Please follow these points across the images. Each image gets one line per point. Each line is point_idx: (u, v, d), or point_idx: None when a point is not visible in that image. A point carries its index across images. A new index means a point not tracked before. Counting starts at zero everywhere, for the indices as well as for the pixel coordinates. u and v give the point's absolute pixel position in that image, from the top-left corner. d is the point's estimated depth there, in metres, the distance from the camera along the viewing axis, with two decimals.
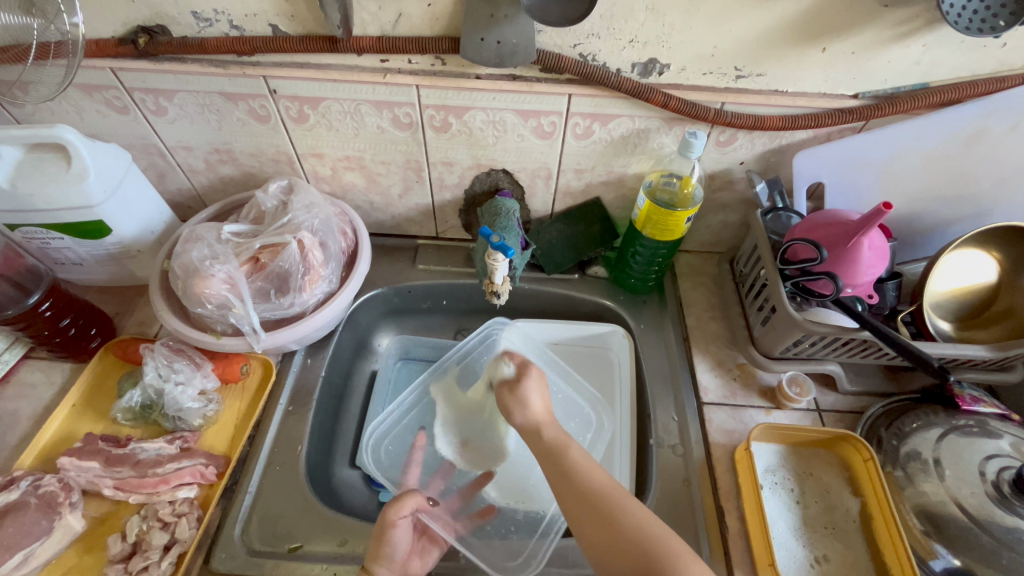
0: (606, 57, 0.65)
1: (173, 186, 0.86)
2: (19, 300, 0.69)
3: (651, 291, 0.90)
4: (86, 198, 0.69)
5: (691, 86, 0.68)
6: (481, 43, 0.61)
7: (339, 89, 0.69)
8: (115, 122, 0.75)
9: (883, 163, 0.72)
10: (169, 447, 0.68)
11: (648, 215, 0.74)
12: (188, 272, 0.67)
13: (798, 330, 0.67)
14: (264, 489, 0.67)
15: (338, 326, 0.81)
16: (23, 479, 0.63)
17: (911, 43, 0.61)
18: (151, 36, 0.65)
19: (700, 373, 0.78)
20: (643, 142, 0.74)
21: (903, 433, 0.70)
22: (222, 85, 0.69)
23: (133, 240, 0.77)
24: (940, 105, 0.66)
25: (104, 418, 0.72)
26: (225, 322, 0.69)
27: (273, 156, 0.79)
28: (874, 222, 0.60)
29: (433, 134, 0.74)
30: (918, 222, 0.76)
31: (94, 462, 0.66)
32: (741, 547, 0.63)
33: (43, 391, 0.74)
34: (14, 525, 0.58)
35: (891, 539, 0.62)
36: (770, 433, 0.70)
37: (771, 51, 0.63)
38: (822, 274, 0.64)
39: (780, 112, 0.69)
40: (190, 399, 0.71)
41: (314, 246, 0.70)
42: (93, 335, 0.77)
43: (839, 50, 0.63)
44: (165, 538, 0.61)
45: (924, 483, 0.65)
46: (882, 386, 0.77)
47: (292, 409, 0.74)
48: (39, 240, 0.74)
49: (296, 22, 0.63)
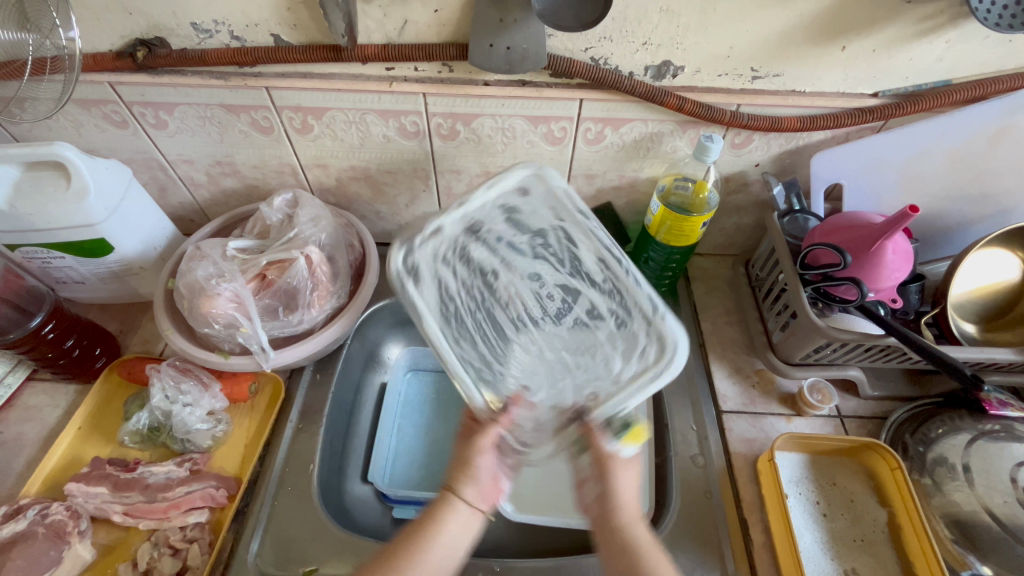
0: (618, 60, 0.63)
1: (174, 200, 0.84)
2: (23, 324, 0.68)
3: (664, 297, 0.88)
4: (87, 217, 0.67)
5: (706, 88, 0.66)
6: (491, 49, 0.59)
7: (344, 99, 0.67)
8: (114, 137, 0.73)
9: (902, 163, 0.70)
10: (179, 471, 0.67)
11: (662, 220, 0.72)
12: (194, 291, 0.65)
13: (821, 337, 0.65)
14: (278, 511, 0.65)
15: (346, 340, 0.79)
16: (30, 509, 0.62)
17: (935, 39, 0.59)
18: (149, 48, 0.63)
19: (718, 381, 0.77)
20: (656, 146, 0.72)
21: (928, 439, 0.68)
22: (223, 97, 0.67)
23: (136, 258, 0.76)
24: (964, 102, 0.64)
25: (110, 442, 0.71)
26: (233, 342, 0.67)
27: (277, 168, 0.77)
28: (901, 226, 0.59)
29: (441, 142, 0.72)
30: (939, 222, 0.74)
31: (102, 487, 0.64)
32: (766, 560, 0.62)
33: (48, 414, 0.73)
34: (22, 557, 0.57)
35: (920, 548, 0.60)
36: (794, 443, 0.68)
37: (789, 51, 0.61)
38: (847, 279, 0.62)
39: (798, 112, 0.67)
40: (199, 421, 0.69)
41: (323, 261, 0.69)
42: (98, 354, 0.76)
43: (859, 48, 0.61)
44: (177, 564, 0.60)
45: (955, 492, 0.63)
46: (906, 390, 0.75)
47: (302, 427, 0.72)
48: (40, 260, 0.73)
49: (299, 31, 0.61)
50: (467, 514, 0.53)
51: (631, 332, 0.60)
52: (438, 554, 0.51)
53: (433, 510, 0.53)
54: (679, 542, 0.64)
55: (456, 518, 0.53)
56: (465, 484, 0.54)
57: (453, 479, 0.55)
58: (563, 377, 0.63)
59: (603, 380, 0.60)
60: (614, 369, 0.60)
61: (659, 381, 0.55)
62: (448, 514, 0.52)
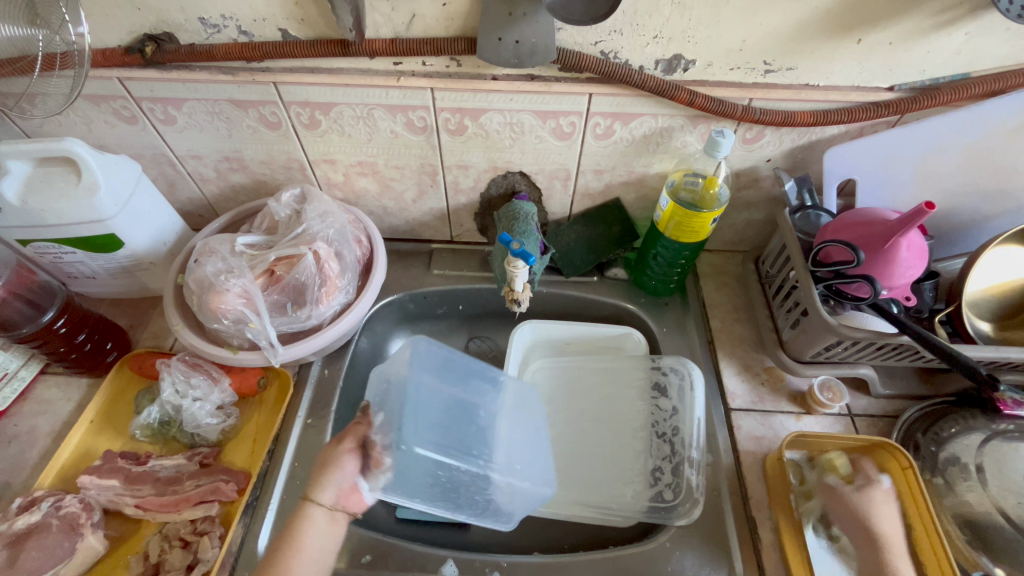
0: (628, 54, 0.63)
1: (183, 196, 0.84)
2: (35, 318, 0.69)
3: (673, 293, 0.87)
4: (98, 212, 0.67)
5: (718, 82, 0.65)
6: (499, 43, 0.58)
7: (352, 94, 0.67)
8: (123, 132, 0.73)
9: (918, 158, 0.69)
10: (189, 464, 0.68)
11: (672, 216, 0.71)
12: (203, 287, 0.66)
13: (832, 335, 0.65)
14: (287, 506, 0.65)
15: (354, 336, 0.79)
16: (45, 500, 0.62)
17: (953, 32, 0.58)
18: (158, 44, 0.63)
19: (726, 378, 0.76)
20: (666, 141, 0.71)
21: (940, 438, 0.67)
22: (231, 92, 0.67)
23: (145, 253, 0.76)
24: (982, 96, 0.63)
25: (123, 435, 0.72)
26: (242, 337, 0.68)
27: (285, 163, 0.77)
28: (916, 222, 0.57)
29: (448, 138, 0.72)
30: (955, 218, 0.73)
31: (115, 480, 0.65)
32: (775, 560, 0.62)
33: (61, 408, 0.74)
34: (38, 548, 0.58)
35: (931, 548, 0.59)
36: (800, 443, 0.68)
37: (802, 45, 0.60)
38: (859, 277, 0.61)
39: (812, 107, 0.66)
40: (209, 415, 0.70)
41: (331, 256, 0.69)
42: (109, 348, 0.77)
43: (876, 41, 0.60)
44: (188, 558, 0.60)
45: (968, 493, 0.63)
46: (918, 389, 0.74)
47: (311, 422, 0.72)
48: (52, 255, 0.73)
49: (307, 25, 0.61)
50: (324, 518, 0.58)
51: (648, 373, 0.78)
52: (307, 555, 0.56)
53: (293, 517, 0.58)
54: (687, 540, 0.64)
55: (316, 522, 0.57)
56: (318, 488, 0.58)
57: (309, 483, 0.59)
58: (643, 459, 0.73)
59: (668, 418, 0.74)
60: (664, 407, 0.75)
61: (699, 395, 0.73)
62: (302, 522, 0.57)
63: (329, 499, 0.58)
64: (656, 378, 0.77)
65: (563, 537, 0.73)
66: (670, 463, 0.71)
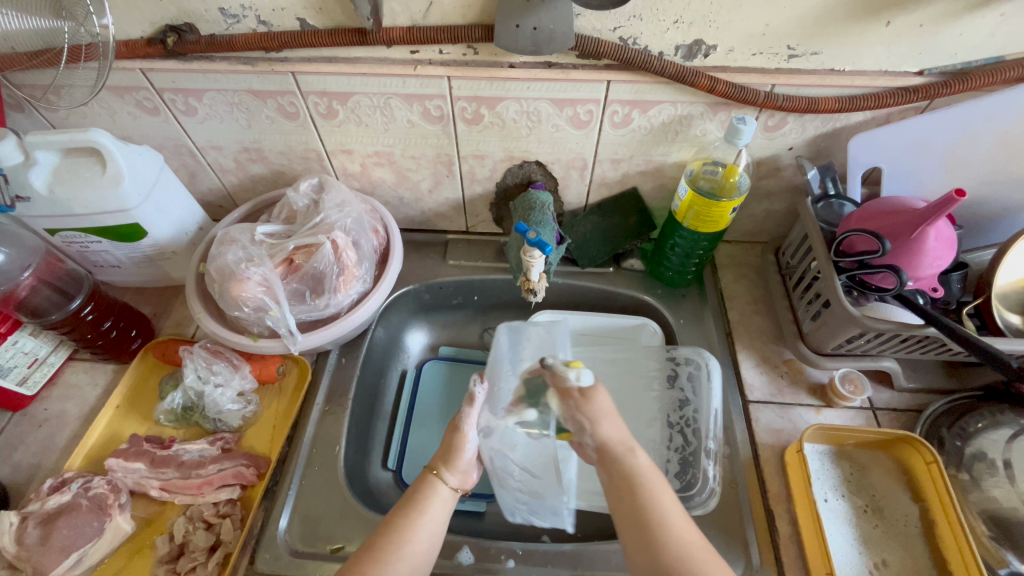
0: (647, 40, 0.62)
1: (203, 186, 0.86)
2: (63, 305, 0.71)
3: (690, 284, 0.86)
4: (122, 202, 0.69)
5: (739, 68, 0.64)
6: (517, 29, 0.58)
7: (369, 84, 0.67)
8: (146, 123, 0.75)
9: (946, 146, 0.67)
10: (211, 449, 0.69)
11: (690, 206, 0.70)
12: (225, 275, 0.67)
13: (855, 327, 0.63)
14: (306, 492, 0.66)
15: (370, 326, 0.80)
16: (74, 482, 0.65)
17: (987, 13, 0.56)
18: (179, 35, 0.63)
19: (745, 370, 0.75)
20: (686, 128, 0.70)
21: (967, 433, 0.66)
22: (251, 83, 0.68)
23: (168, 242, 0.77)
24: (1016, 80, 0.61)
25: (146, 420, 0.74)
26: (262, 325, 0.69)
27: (302, 154, 0.78)
28: (946, 210, 0.56)
29: (464, 127, 0.72)
30: (985, 207, 0.70)
31: (140, 463, 0.67)
32: (793, 553, 0.61)
33: (88, 393, 0.76)
34: (68, 527, 0.60)
35: (957, 548, 0.58)
36: (822, 435, 0.66)
37: (829, 28, 0.59)
38: (884, 267, 0.59)
39: (836, 93, 0.65)
40: (230, 401, 0.72)
41: (348, 245, 0.69)
42: (133, 336, 0.79)
43: (906, 24, 0.58)
44: (210, 539, 0.62)
45: (995, 489, 0.61)
46: (943, 384, 0.72)
47: (328, 409, 0.73)
48: (78, 244, 0.75)
49: (325, 14, 0.61)
50: (450, 494, 0.58)
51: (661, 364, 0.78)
52: (429, 523, 0.55)
53: (415, 490, 0.57)
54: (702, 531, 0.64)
55: (442, 496, 0.57)
56: (450, 466, 0.59)
57: (435, 460, 0.60)
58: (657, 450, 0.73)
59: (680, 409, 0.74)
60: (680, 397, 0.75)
61: (715, 390, 0.71)
62: (430, 497, 0.56)
63: (455, 479, 0.59)
64: (670, 368, 0.77)
65: (575, 526, 0.73)
66: (686, 455, 0.70)
